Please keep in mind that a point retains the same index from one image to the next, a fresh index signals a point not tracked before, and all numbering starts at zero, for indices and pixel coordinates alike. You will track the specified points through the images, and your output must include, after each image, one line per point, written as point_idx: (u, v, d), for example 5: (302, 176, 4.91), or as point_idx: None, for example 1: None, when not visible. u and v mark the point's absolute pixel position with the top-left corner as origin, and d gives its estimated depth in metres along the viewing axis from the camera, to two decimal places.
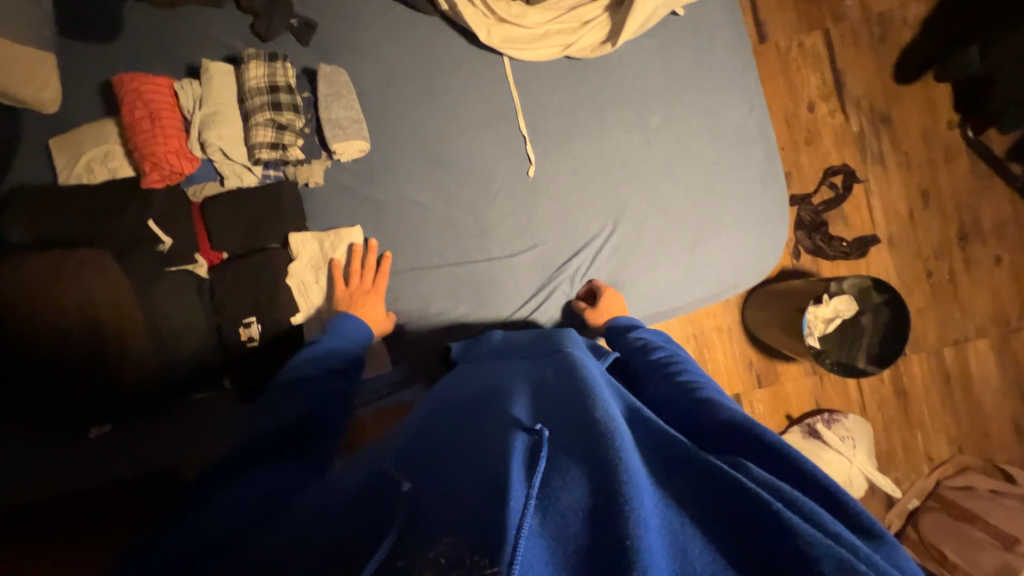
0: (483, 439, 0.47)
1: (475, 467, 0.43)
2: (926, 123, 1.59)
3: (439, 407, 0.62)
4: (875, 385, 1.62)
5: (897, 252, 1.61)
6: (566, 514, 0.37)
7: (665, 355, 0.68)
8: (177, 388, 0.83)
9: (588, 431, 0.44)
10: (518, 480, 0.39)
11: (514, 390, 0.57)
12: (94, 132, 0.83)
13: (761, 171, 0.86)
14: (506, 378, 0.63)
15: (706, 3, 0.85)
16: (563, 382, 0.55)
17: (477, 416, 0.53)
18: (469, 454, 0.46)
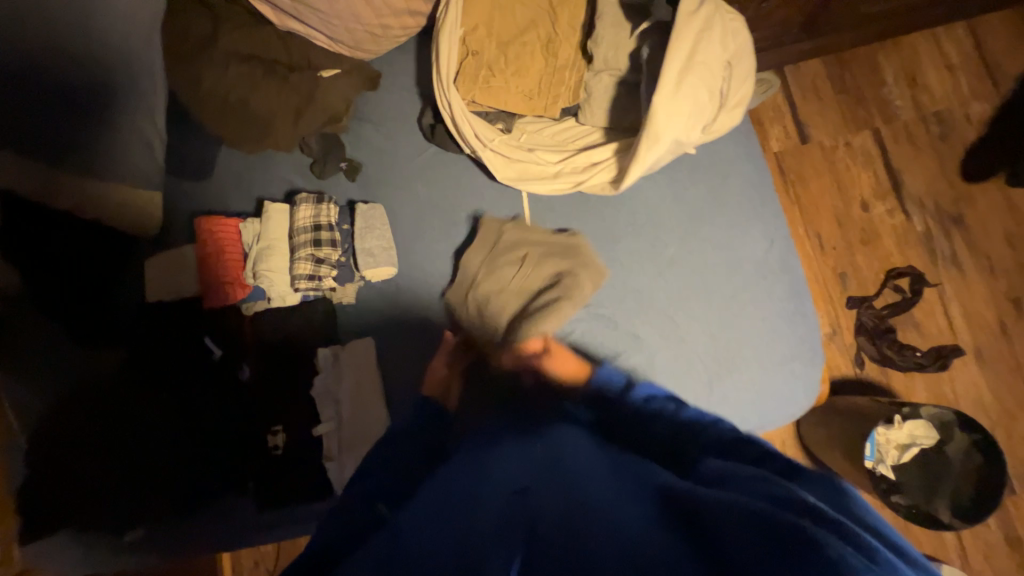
0: (468, 534, 0.45)
1: (460, 563, 0.41)
2: (1008, 224, 1.43)
3: (454, 462, 0.60)
4: (978, 529, 1.34)
5: (988, 366, 1.39)
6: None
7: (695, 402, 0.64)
8: (201, 495, 0.88)
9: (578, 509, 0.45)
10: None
11: (509, 470, 0.54)
12: (180, 257, 0.97)
13: (787, 306, 0.82)
14: (500, 443, 0.61)
15: (719, 143, 0.87)
16: (559, 451, 0.56)
17: (468, 499, 0.50)
18: (454, 542, 0.44)
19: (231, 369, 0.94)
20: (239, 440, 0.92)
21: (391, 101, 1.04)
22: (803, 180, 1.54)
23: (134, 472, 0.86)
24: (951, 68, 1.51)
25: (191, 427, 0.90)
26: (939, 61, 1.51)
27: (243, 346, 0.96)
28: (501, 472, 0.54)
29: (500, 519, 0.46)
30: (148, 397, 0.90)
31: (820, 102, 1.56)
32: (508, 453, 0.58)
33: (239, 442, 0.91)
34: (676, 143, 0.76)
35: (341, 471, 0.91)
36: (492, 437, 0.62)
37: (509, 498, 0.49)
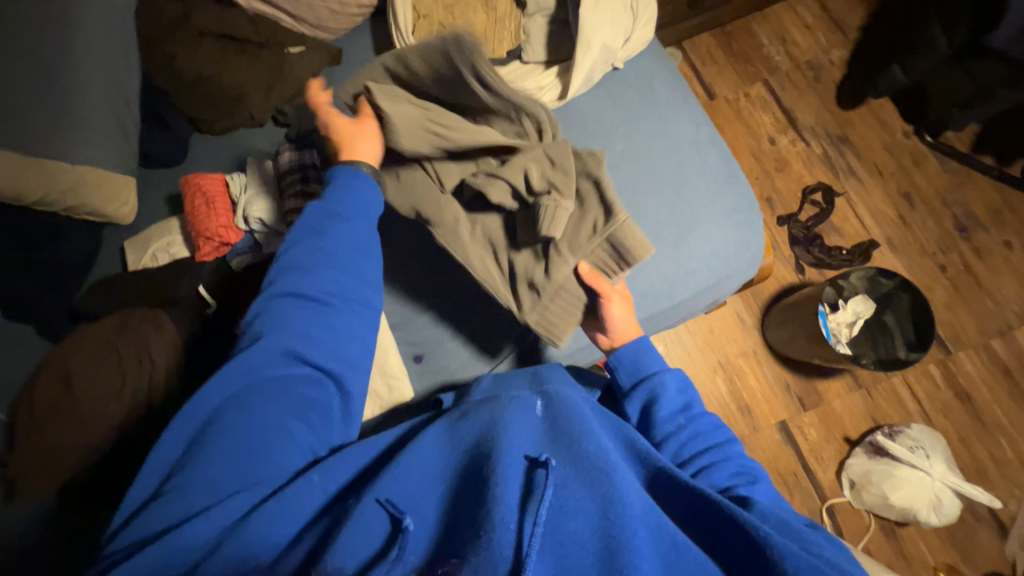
0: (489, 460, 0.56)
1: (488, 489, 0.54)
2: (884, 137, 1.73)
3: (448, 422, 0.67)
4: (931, 391, 1.50)
5: (900, 252, 1.62)
6: (563, 546, 0.51)
7: (702, 426, 0.76)
8: None
9: (597, 485, 0.55)
10: (536, 512, 0.52)
11: (517, 414, 0.63)
12: (160, 229, 1.00)
13: (722, 172, 0.97)
14: (492, 398, 0.70)
15: (641, 58, 1.05)
16: (566, 420, 0.64)
17: (483, 438, 0.60)
18: (480, 476, 0.56)
19: (226, 324, 0.95)
20: None
21: (355, 71, 1.15)
22: (718, 128, 1.79)
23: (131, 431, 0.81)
24: (809, 27, 1.86)
25: (183, 385, 0.86)
26: (799, 23, 1.87)
27: (239, 301, 0.97)
28: (504, 412, 0.63)
29: (517, 446, 0.58)
30: (119, 352, 0.83)
31: (717, 65, 1.85)
32: (508, 404, 0.65)
33: None
34: (605, 49, 0.94)
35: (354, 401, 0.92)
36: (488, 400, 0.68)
37: (521, 445, 0.59)
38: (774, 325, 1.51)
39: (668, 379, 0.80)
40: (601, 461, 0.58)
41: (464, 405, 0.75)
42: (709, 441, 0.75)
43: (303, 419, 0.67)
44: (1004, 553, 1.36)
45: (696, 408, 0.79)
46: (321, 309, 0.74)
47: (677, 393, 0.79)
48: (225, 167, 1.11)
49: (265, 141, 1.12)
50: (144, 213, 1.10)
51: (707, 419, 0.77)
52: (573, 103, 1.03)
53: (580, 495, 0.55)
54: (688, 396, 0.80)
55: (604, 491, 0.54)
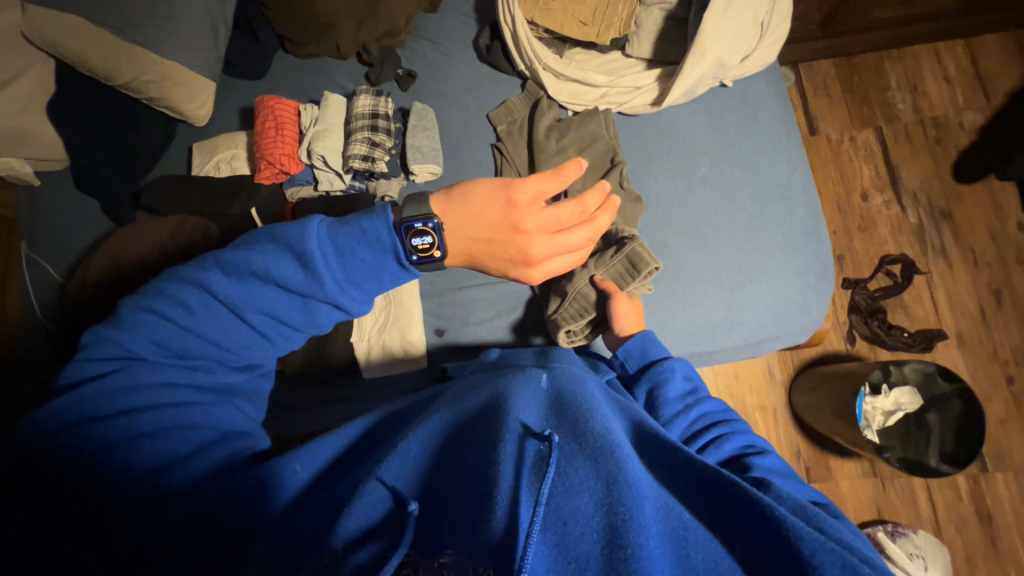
0: (491, 439, 0.52)
1: (487, 472, 0.49)
2: (993, 223, 1.55)
3: (451, 399, 0.63)
4: (951, 501, 1.41)
5: (968, 351, 1.49)
6: (569, 522, 0.45)
7: (710, 410, 0.69)
8: None
9: (598, 456, 0.49)
10: (532, 489, 0.47)
11: (519, 393, 0.58)
12: (229, 140, 1.02)
13: (805, 227, 0.89)
14: (495, 376, 0.66)
15: (754, 80, 0.95)
16: (567, 399, 0.59)
17: (486, 414, 0.56)
18: (479, 455, 0.52)
19: None
20: None
21: (450, 22, 1.10)
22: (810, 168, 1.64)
23: None
24: (948, 80, 1.65)
25: None
26: (939, 73, 1.66)
27: None
28: (502, 389, 0.59)
29: (511, 421, 0.54)
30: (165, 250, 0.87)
31: (830, 99, 1.68)
32: (511, 381, 0.61)
33: None
34: (718, 63, 0.86)
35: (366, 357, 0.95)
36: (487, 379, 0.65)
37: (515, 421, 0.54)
38: (804, 389, 1.43)
39: (677, 364, 0.74)
40: (603, 435, 0.52)
41: (478, 376, 0.71)
42: (718, 422, 0.68)
43: (228, 413, 0.61)
44: None
45: (704, 391, 0.72)
46: (220, 346, 0.62)
47: (683, 378, 0.73)
48: (301, 92, 1.10)
49: (345, 76, 1.10)
50: (216, 119, 1.12)
51: (715, 402, 0.70)
52: (665, 112, 0.96)
53: (583, 466, 0.49)
54: (695, 380, 0.73)
55: (606, 461, 0.49)
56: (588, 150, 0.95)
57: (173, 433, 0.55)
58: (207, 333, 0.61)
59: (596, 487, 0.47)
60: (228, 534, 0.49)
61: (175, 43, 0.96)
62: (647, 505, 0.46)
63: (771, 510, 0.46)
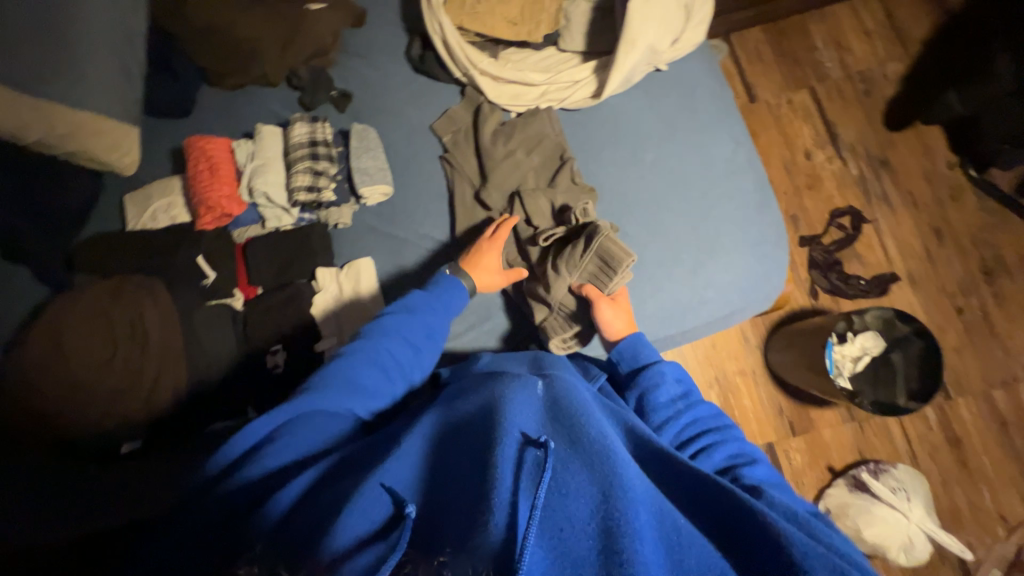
0: (488, 442, 0.51)
1: (484, 475, 0.48)
2: (926, 165, 1.64)
3: (443, 407, 0.62)
4: (923, 431, 1.50)
5: (919, 288, 1.57)
6: (566, 530, 0.45)
7: (700, 414, 0.72)
8: (195, 419, 0.87)
9: (597, 464, 0.49)
10: (529, 494, 0.47)
11: (517, 396, 0.58)
12: (162, 187, 0.96)
13: (755, 199, 0.92)
14: (487, 380, 0.65)
15: (686, 60, 0.97)
16: (567, 404, 0.59)
17: (481, 417, 0.55)
18: (475, 460, 0.51)
19: (226, 296, 0.94)
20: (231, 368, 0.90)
21: (378, 36, 1.07)
22: (754, 135, 1.69)
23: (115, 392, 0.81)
24: (869, 34, 1.73)
25: (170, 357, 0.86)
26: (859, 28, 1.73)
27: (239, 273, 0.95)
28: (501, 392, 0.58)
29: (512, 426, 0.52)
30: (112, 315, 0.84)
31: (764, 65, 1.73)
32: (509, 385, 0.60)
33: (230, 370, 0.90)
34: (650, 49, 0.87)
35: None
36: (483, 383, 0.64)
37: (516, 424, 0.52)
38: (778, 349, 1.48)
39: (667, 368, 0.76)
40: (604, 445, 0.52)
41: (463, 384, 0.70)
42: (708, 428, 0.71)
43: (341, 432, 0.67)
44: None
45: (694, 395, 0.75)
46: (352, 380, 0.72)
47: (675, 382, 0.75)
48: (233, 126, 1.05)
49: (277, 103, 1.05)
50: (144, 165, 1.05)
51: (705, 405, 0.73)
52: (606, 102, 0.96)
53: (581, 474, 0.49)
54: (686, 383, 0.76)
55: (605, 469, 0.49)
56: (535, 150, 0.95)
57: (299, 446, 0.63)
58: (359, 362, 0.74)
59: (594, 495, 0.47)
60: (224, 550, 0.50)
61: (94, 92, 0.88)
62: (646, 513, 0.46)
63: (767, 518, 0.48)
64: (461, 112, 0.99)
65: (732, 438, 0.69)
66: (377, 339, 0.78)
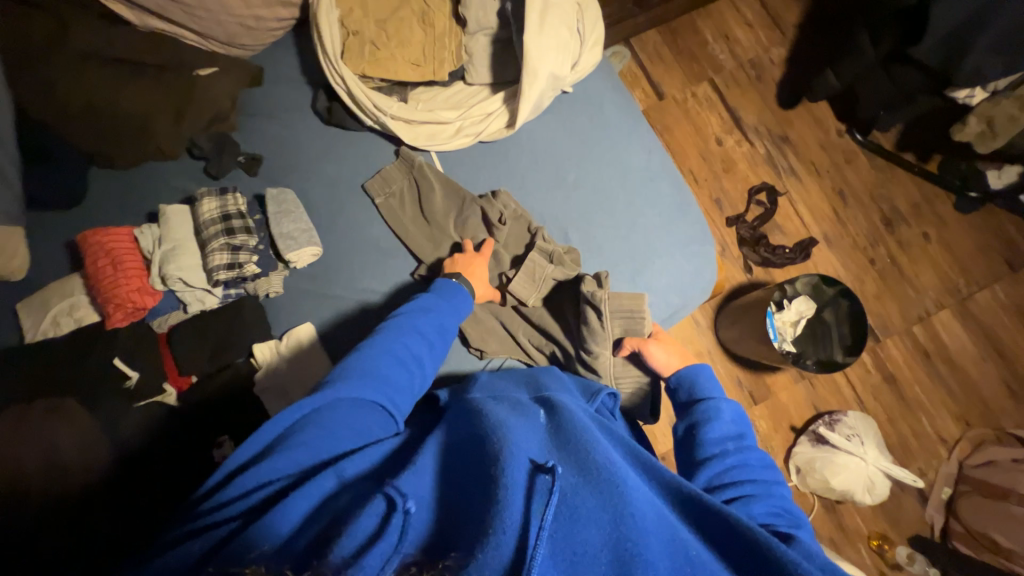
0: (499, 463, 0.54)
1: (496, 493, 0.51)
2: (820, 135, 1.81)
3: (450, 429, 0.65)
4: (864, 376, 1.63)
5: (835, 247, 1.72)
6: (574, 551, 0.48)
7: (748, 462, 0.71)
8: None
9: (608, 493, 0.52)
10: (537, 513, 0.49)
11: (524, 428, 0.62)
12: (60, 288, 0.87)
13: (677, 202, 0.97)
14: (494, 404, 0.68)
15: (589, 80, 1.01)
16: (573, 429, 0.62)
17: (490, 436, 0.59)
18: (486, 482, 0.54)
19: (154, 394, 0.86)
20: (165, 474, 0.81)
21: (280, 92, 1.03)
22: (669, 129, 1.79)
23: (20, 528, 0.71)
24: (750, 24, 1.88)
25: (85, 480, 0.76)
26: (741, 20, 1.88)
27: (166, 365, 0.88)
28: (509, 421, 0.62)
29: (522, 453, 0.56)
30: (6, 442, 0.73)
31: (665, 64, 1.84)
32: (516, 420, 0.64)
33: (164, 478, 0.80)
34: (552, 77, 0.90)
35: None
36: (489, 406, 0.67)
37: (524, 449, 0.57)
38: (726, 326, 1.57)
39: (724, 406, 0.76)
40: (613, 470, 0.55)
41: (461, 409, 0.71)
42: (756, 478, 0.69)
43: (360, 432, 0.66)
44: (924, 517, 1.52)
45: (749, 440, 0.74)
46: (373, 373, 0.71)
47: (731, 422, 0.75)
48: (135, 208, 0.97)
49: (180, 176, 0.99)
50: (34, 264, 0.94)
51: (756, 454, 0.72)
52: (522, 130, 0.98)
53: (586, 499, 0.52)
54: (743, 426, 0.75)
55: (613, 498, 0.52)
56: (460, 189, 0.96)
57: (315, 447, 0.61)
58: (380, 356, 0.74)
59: (601, 526, 0.50)
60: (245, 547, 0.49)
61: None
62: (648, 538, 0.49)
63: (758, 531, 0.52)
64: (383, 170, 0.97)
65: (778, 495, 0.67)
66: (394, 338, 0.77)
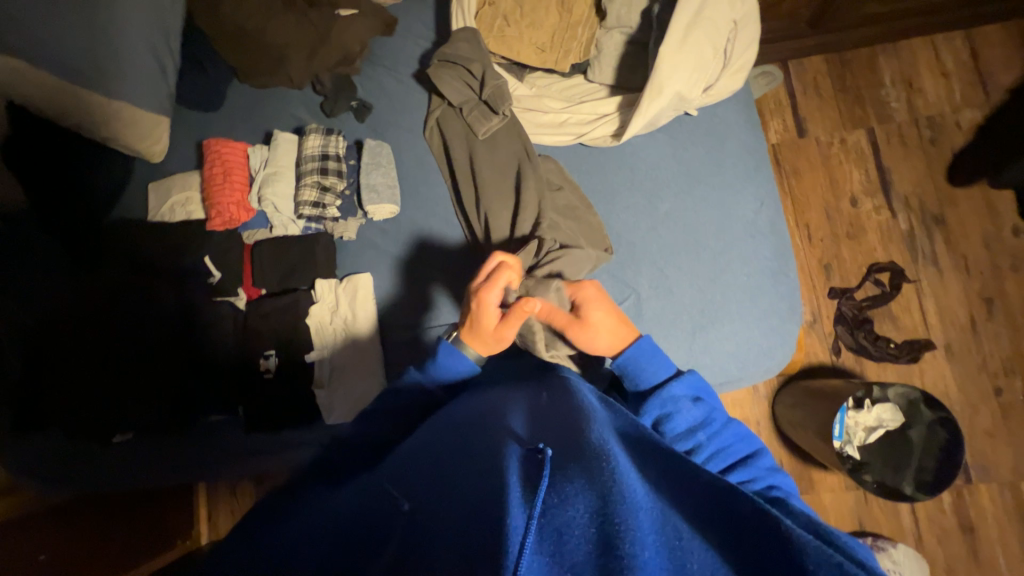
0: (490, 457, 0.49)
1: (485, 485, 0.45)
2: (987, 228, 1.50)
3: (444, 419, 0.63)
4: (934, 514, 1.40)
5: (956, 361, 1.45)
6: (563, 532, 0.38)
7: (723, 445, 0.64)
8: (171, 414, 0.89)
9: (593, 462, 0.44)
10: (517, 501, 0.40)
11: (516, 421, 0.56)
12: (181, 182, 0.99)
13: (771, 266, 0.88)
14: (503, 401, 0.63)
15: (717, 109, 0.93)
16: (564, 411, 0.56)
17: (484, 433, 0.55)
18: (478, 472, 0.48)
19: (229, 294, 0.97)
20: (217, 369, 0.92)
21: (407, 47, 1.06)
22: (797, 173, 1.58)
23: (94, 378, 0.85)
24: (946, 74, 1.57)
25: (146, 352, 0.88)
26: (935, 67, 1.57)
27: (245, 271, 0.98)
28: (503, 408, 0.60)
29: (510, 440, 0.51)
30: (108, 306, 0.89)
31: (820, 99, 1.60)
32: (510, 411, 0.59)
33: (215, 371, 0.92)
34: (679, 97, 0.83)
35: (326, 372, 0.93)
36: (488, 397, 0.65)
37: (511, 435, 0.52)
38: (786, 405, 1.40)
39: (677, 391, 0.67)
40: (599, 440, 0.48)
41: (475, 401, 0.66)
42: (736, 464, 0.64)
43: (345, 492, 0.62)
44: None
45: (716, 419, 0.66)
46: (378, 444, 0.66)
47: (691, 404, 0.66)
48: (255, 124, 1.05)
49: (300, 105, 1.05)
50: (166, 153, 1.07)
51: (728, 431, 0.65)
52: (627, 143, 0.92)
53: (573, 483, 0.43)
54: (706, 405, 0.67)
55: (601, 470, 0.43)
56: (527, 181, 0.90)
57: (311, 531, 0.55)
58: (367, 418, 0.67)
59: (591, 493, 0.41)
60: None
61: (131, 89, 0.90)
62: (643, 515, 0.39)
63: (788, 530, 0.39)
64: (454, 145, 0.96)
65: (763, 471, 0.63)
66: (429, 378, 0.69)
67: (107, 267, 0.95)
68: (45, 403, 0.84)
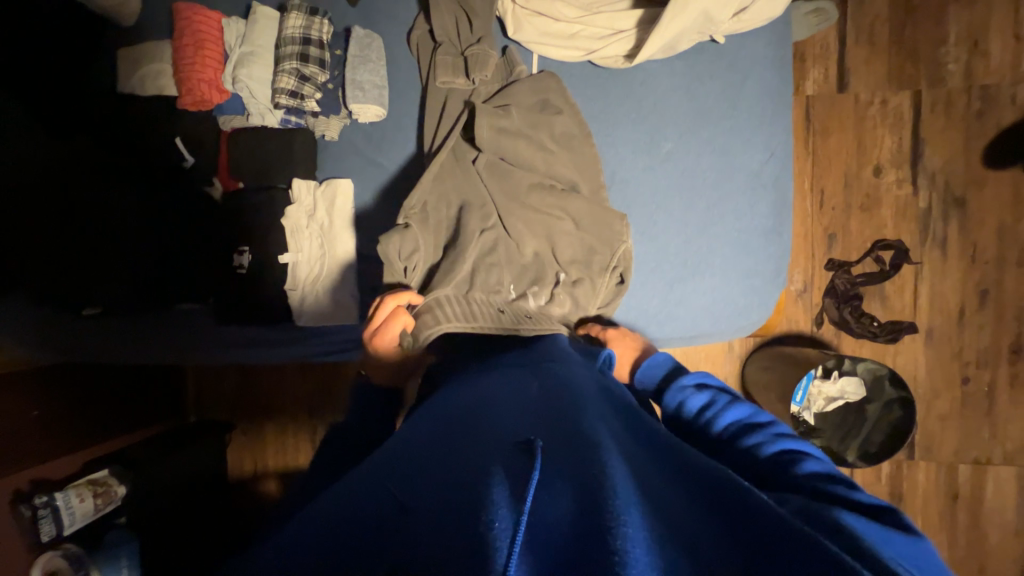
0: (477, 447, 0.46)
1: (472, 475, 0.42)
2: (1007, 217, 1.43)
3: (432, 406, 0.59)
4: (870, 482, 1.49)
5: (933, 347, 1.46)
6: (552, 535, 0.36)
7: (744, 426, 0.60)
8: (149, 297, 0.90)
9: (584, 455, 0.41)
10: (505, 500, 0.37)
11: (510, 404, 0.53)
12: (151, 50, 0.91)
13: (765, 225, 0.84)
14: (497, 383, 0.59)
15: (748, 41, 0.83)
16: (557, 396, 0.53)
17: (473, 419, 0.51)
18: (466, 456, 0.45)
19: (205, 183, 0.94)
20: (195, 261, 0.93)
21: None
22: (826, 133, 1.46)
23: (59, 251, 0.84)
24: (1019, 37, 1.39)
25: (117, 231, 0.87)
26: (1010, 28, 1.39)
27: (219, 159, 0.93)
28: (495, 394, 0.56)
29: (500, 429, 0.48)
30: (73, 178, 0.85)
31: (872, 49, 1.43)
32: (501, 391, 0.56)
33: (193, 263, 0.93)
34: (705, 17, 0.74)
35: (302, 276, 0.92)
36: (482, 378, 0.62)
37: (503, 424, 0.48)
38: (756, 368, 1.43)
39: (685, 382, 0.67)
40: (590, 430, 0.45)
41: (470, 385, 0.62)
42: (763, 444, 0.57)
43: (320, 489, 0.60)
44: None
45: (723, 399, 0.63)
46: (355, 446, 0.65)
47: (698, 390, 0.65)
48: None
49: None
50: None
51: (737, 407, 0.62)
52: (641, 69, 0.83)
53: (566, 480, 0.40)
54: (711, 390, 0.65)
55: (591, 461, 0.40)
56: (525, 96, 0.83)
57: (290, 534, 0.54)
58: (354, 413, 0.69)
59: (582, 487, 0.38)
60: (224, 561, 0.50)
61: None
62: (638, 509, 0.36)
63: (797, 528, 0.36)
64: (445, 55, 0.84)
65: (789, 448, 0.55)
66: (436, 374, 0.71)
67: (72, 137, 0.90)
68: (14, 268, 0.84)
